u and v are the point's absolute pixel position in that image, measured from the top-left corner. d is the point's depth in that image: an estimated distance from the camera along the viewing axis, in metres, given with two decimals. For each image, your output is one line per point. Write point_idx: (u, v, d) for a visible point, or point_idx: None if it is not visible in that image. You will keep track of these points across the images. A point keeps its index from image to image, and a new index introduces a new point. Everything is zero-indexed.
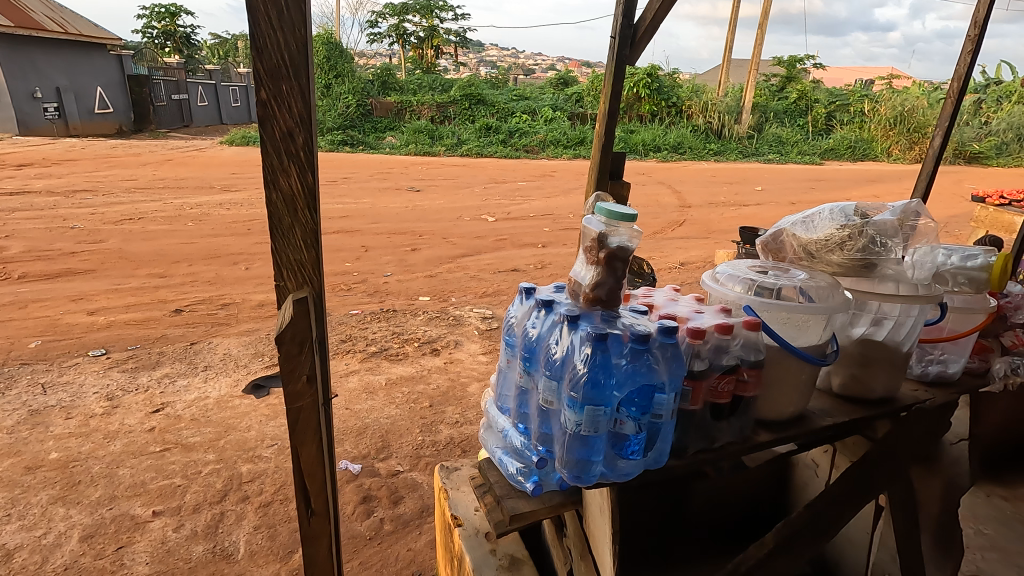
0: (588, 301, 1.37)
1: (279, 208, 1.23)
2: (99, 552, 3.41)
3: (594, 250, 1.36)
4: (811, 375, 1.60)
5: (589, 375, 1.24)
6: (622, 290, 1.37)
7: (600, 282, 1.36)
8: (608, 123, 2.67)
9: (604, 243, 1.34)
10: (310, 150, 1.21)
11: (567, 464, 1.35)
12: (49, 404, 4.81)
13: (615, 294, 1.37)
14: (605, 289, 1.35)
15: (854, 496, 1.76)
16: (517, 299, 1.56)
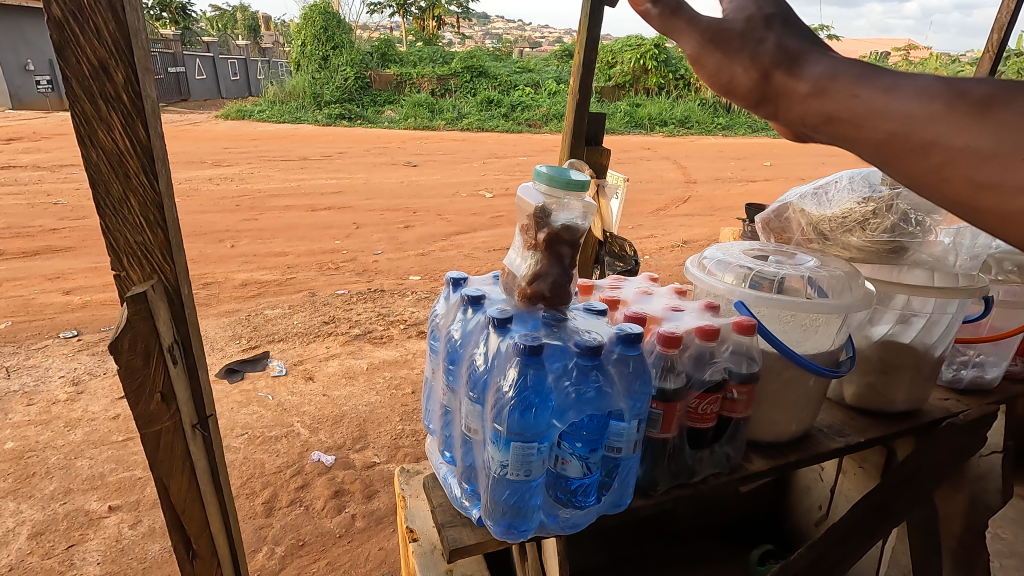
0: (526, 296, 1.14)
1: (102, 169, 0.91)
2: (48, 550, 3.07)
3: (533, 230, 1.13)
4: (818, 389, 1.31)
5: (517, 400, 1.01)
6: (569, 283, 1.14)
7: (543, 274, 1.12)
8: (582, 78, 2.32)
9: (546, 217, 1.11)
10: (136, 92, 0.87)
11: (496, 512, 1.10)
12: (11, 389, 4.49)
13: (561, 286, 1.14)
14: (551, 282, 1.13)
15: (865, 530, 1.49)
16: (442, 296, 1.37)
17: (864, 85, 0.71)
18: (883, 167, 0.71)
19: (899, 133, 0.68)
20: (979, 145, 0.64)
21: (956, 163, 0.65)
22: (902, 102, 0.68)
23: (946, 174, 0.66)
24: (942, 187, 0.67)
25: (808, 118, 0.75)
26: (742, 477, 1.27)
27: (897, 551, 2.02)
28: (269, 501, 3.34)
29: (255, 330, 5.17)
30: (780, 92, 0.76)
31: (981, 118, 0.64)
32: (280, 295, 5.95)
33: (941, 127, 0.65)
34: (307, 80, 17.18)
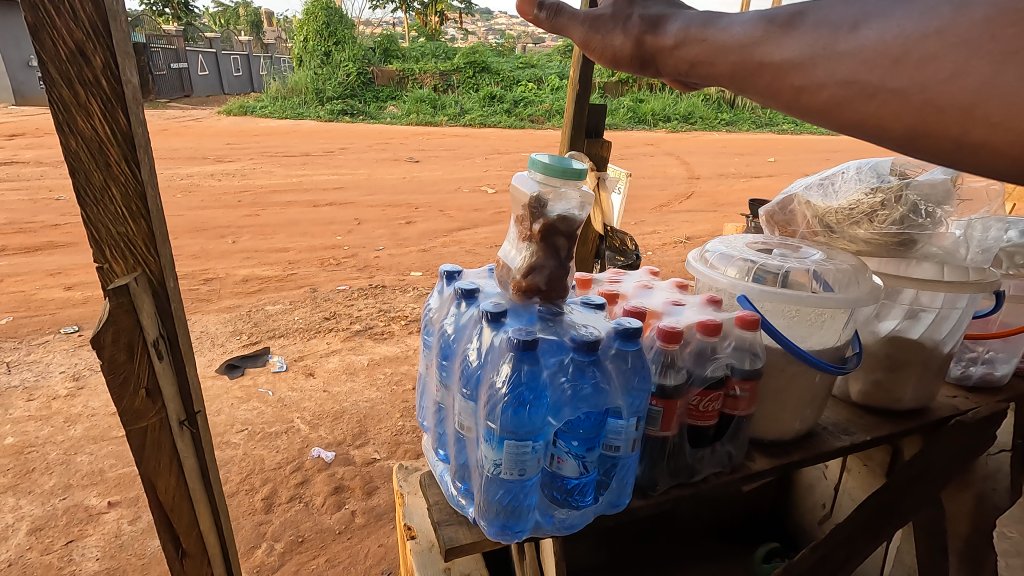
0: (520, 289, 1.13)
1: (82, 157, 0.88)
2: (47, 546, 3.03)
3: (528, 221, 1.11)
4: (823, 386, 1.28)
5: (510, 396, 0.98)
6: (565, 276, 1.13)
7: (538, 267, 1.11)
8: (582, 69, 2.29)
9: (540, 209, 1.09)
10: (115, 78, 0.84)
11: (488, 512, 1.07)
12: (12, 383, 4.44)
13: (558, 280, 1.12)
14: (546, 275, 1.11)
15: (870, 530, 1.46)
16: (435, 293, 1.38)
17: (705, 28, 0.82)
18: (743, 93, 0.80)
19: (735, 59, 0.78)
20: (789, 56, 0.71)
21: (781, 74, 0.72)
22: (731, 34, 0.78)
23: (777, 85, 0.73)
24: (786, 98, 0.74)
25: (677, 65, 0.87)
26: (744, 476, 1.24)
27: (902, 550, 1.98)
28: (268, 498, 3.32)
29: (256, 326, 5.15)
30: (652, 49, 0.91)
31: (788, 33, 0.72)
32: (281, 291, 5.92)
33: (761, 48, 0.74)
34: (309, 75, 17.13)
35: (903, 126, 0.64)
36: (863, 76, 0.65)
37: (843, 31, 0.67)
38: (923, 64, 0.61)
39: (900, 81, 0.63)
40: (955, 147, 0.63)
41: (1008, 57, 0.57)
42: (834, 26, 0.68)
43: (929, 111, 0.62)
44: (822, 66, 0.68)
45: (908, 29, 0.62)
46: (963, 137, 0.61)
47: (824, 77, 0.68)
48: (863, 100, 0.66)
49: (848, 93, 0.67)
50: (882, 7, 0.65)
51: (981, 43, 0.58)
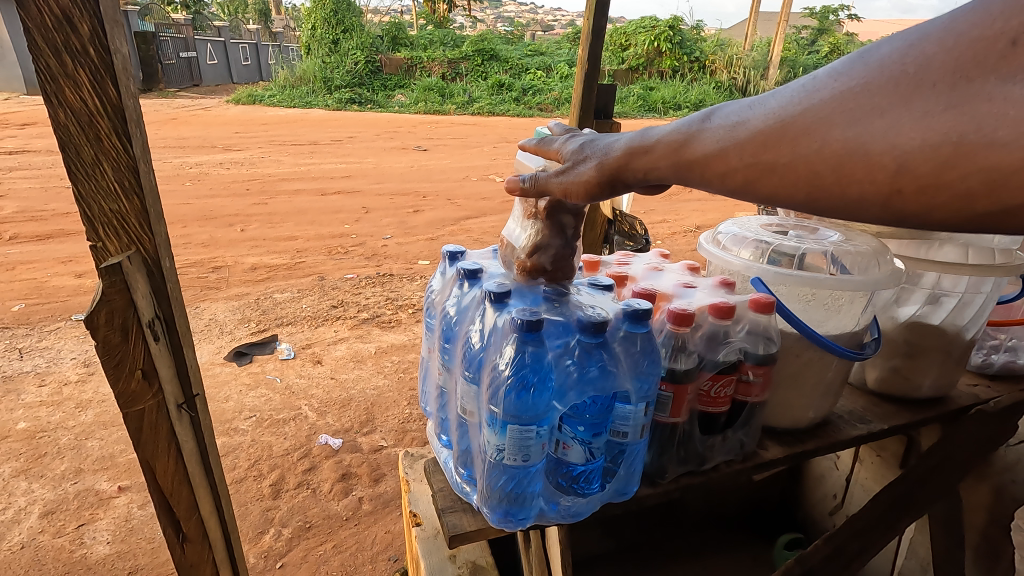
0: (525, 271, 1.12)
1: (71, 130, 0.85)
2: (59, 530, 3.06)
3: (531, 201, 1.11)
4: (840, 372, 1.24)
5: (514, 379, 0.96)
6: (572, 256, 1.11)
7: (543, 247, 1.09)
8: (591, 47, 2.25)
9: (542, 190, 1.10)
10: (104, 46, 0.81)
11: (491, 500, 1.04)
12: (24, 369, 4.46)
13: (563, 260, 1.11)
14: (552, 254, 1.10)
15: (887, 522, 1.41)
16: (438, 275, 1.36)
17: (639, 137, 0.93)
18: (684, 187, 0.90)
19: (669, 158, 0.89)
20: (707, 148, 0.83)
21: (710, 171, 0.83)
22: (660, 140, 0.89)
23: (706, 176, 0.85)
24: (717, 191, 0.85)
25: (631, 177, 0.95)
26: (757, 466, 1.20)
27: (916, 542, 1.95)
28: (276, 484, 3.33)
29: (264, 314, 5.15)
30: (608, 171, 0.96)
31: (703, 131, 0.84)
32: (289, 279, 5.92)
33: (687, 145, 0.86)
34: (317, 64, 17.06)
35: (803, 191, 0.74)
36: (763, 158, 0.77)
37: (741, 123, 0.80)
38: (801, 140, 0.73)
39: (788, 156, 0.74)
40: (844, 202, 0.71)
41: (860, 126, 0.68)
42: (735, 119, 0.81)
43: (815, 176, 0.72)
44: (733, 152, 0.80)
45: (784, 114, 0.75)
46: (847, 195, 0.70)
47: (736, 162, 0.80)
48: (773, 176, 0.76)
49: (754, 173, 0.78)
50: (764, 104, 0.79)
51: (839, 116, 0.70)
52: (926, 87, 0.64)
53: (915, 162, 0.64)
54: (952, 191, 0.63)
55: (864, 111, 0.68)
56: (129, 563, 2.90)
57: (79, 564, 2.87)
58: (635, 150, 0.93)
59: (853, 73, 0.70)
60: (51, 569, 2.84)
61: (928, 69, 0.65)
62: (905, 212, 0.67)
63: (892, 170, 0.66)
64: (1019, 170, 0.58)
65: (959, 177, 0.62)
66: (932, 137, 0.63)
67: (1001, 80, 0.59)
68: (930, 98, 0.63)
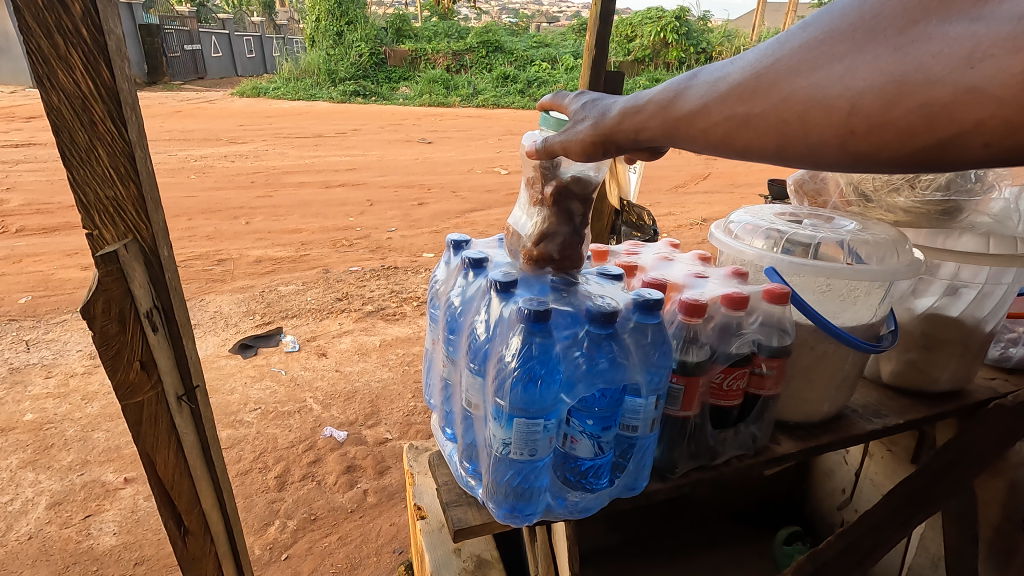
0: (530, 258, 1.08)
1: (64, 114, 0.82)
2: (66, 520, 3.07)
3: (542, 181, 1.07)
4: (856, 364, 1.21)
5: (519, 371, 0.93)
6: (580, 244, 1.08)
7: (550, 235, 1.05)
8: (599, 33, 2.20)
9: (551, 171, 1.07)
10: (97, 27, 0.79)
11: (497, 493, 1.02)
12: (31, 361, 4.48)
13: (571, 248, 1.07)
14: (559, 243, 1.06)
15: (901, 518, 1.38)
16: (442, 265, 1.34)
17: (632, 99, 0.90)
18: (672, 148, 0.86)
19: (656, 115, 0.85)
20: (691, 105, 0.80)
21: (695, 124, 0.80)
22: (650, 100, 0.86)
23: (691, 133, 0.81)
24: (699, 147, 0.82)
25: (623, 138, 0.92)
26: (769, 461, 1.17)
27: (926, 538, 1.92)
28: (281, 476, 3.33)
29: (269, 307, 5.15)
30: (601, 132, 0.93)
31: (688, 89, 0.81)
32: (294, 272, 5.91)
33: (674, 104, 0.83)
34: (322, 56, 16.99)
35: (773, 142, 0.72)
36: (739, 110, 0.74)
37: (723, 78, 0.77)
38: (773, 88, 0.70)
39: (760, 107, 0.71)
40: (809, 149, 0.69)
41: (823, 69, 0.65)
42: (718, 75, 0.78)
43: (783, 124, 0.69)
44: (715, 107, 0.77)
45: (758, 66, 0.73)
46: (810, 140, 0.68)
47: (717, 117, 0.77)
48: (750, 128, 0.73)
49: (731, 126, 0.75)
50: (743, 58, 0.76)
51: (807, 62, 0.67)
52: (878, 32, 0.62)
53: (866, 102, 0.62)
54: (899, 128, 0.61)
55: (824, 57, 0.66)
56: (136, 554, 2.91)
57: (86, 554, 2.88)
58: (627, 111, 0.89)
59: (820, 22, 0.68)
60: (58, 560, 2.85)
61: (880, 15, 0.63)
62: (863, 154, 0.65)
63: (846, 112, 0.64)
64: (954, 103, 0.57)
65: (904, 114, 0.60)
66: (879, 78, 0.61)
67: (941, 21, 0.58)
68: (881, 42, 0.62)
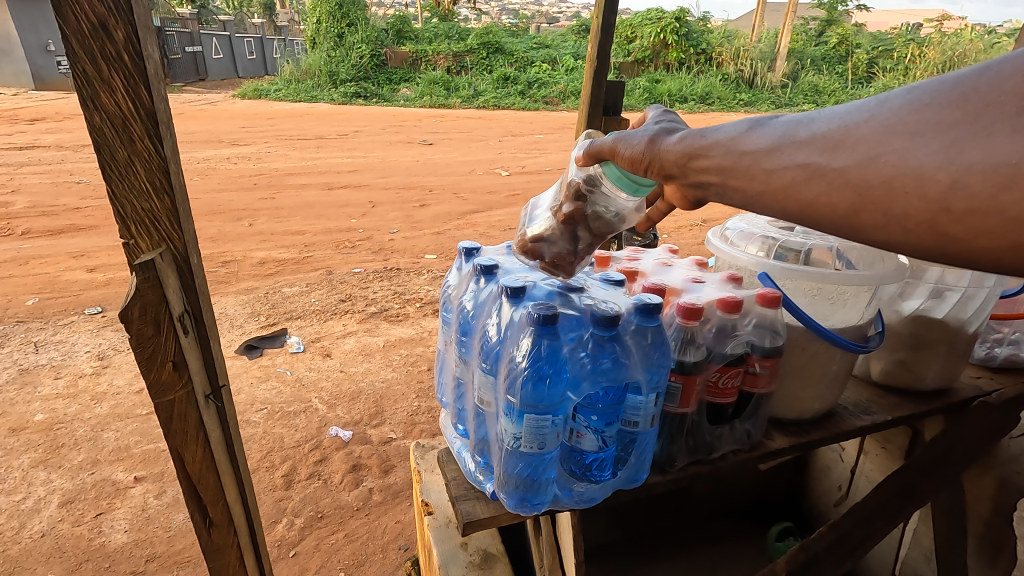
0: (522, 247, 1.24)
1: (106, 134, 0.89)
2: (78, 518, 3.13)
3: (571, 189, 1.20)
4: (846, 363, 1.27)
5: (531, 371, 1.00)
6: (576, 260, 1.20)
7: (548, 239, 1.20)
8: (600, 43, 2.26)
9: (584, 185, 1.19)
10: (137, 53, 0.85)
11: (508, 484, 1.09)
12: (40, 362, 4.55)
13: (563, 260, 1.20)
14: (554, 250, 1.20)
15: (892, 510, 1.44)
16: (455, 268, 1.41)
17: (701, 133, 0.94)
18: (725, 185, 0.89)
19: (721, 152, 0.89)
20: (760, 145, 0.83)
21: (763, 169, 0.82)
22: (719, 136, 0.90)
23: (753, 173, 0.84)
24: (757, 195, 0.84)
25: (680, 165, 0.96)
26: (763, 455, 1.24)
27: (919, 533, 1.98)
28: (288, 474, 3.39)
29: (274, 308, 5.22)
30: (653, 151, 1.00)
31: (761, 129, 0.84)
32: (297, 273, 5.98)
33: (743, 141, 0.86)
34: (322, 58, 17.07)
35: (850, 199, 0.72)
36: (816, 158, 0.75)
37: (806, 127, 0.78)
38: (858, 145, 0.71)
39: (842, 161, 0.72)
40: (889, 219, 0.69)
41: (917, 140, 0.66)
42: (798, 124, 0.80)
43: (864, 185, 0.70)
44: (789, 152, 0.79)
45: (849, 120, 0.73)
46: (893, 209, 0.68)
47: (788, 163, 0.79)
48: (819, 181, 0.75)
49: (803, 174, 0.76)
50: (830, 111, 0.77)
51: (901, 127, 0.67)
52: (996, 108, 0.61)
53: (971, 181, 0.62)
54: (1001, 215, 0.61)
55: (926, 126, 0.66)
56: (147, 551, 2.97)
57: (98, 552, 2.95)
58: (693, 142, 0.94)
59: (929, 88, 0.68)
60: (72, 557, 2.92)
61: (1001, 89, 0.62)
62: (948, 233, 0.65)
63: (944, 186, 0.64)
64: None
65: (1012, 199, 0.60)
66: (990, 158, 0.61)
67: None
68: (997, 120, 0.61)
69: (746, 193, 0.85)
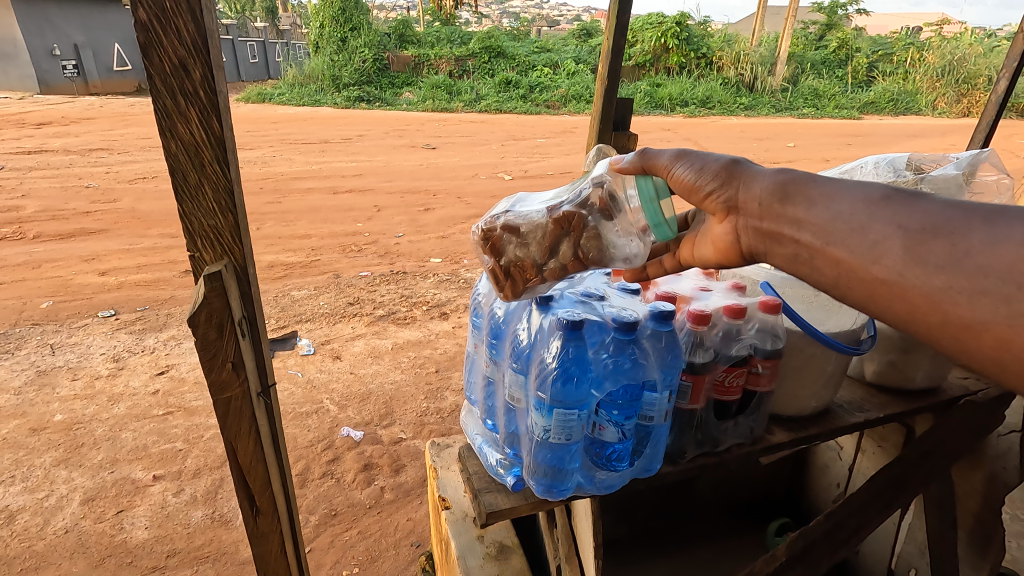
0: (489, 231, 1.27)
1: (180, 159, 1.00)
2: (99, 515, 3.24)
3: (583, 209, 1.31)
4: (840, 365, 1.38)
5: (560, 371, 1.11)
6: (534, 282, 1.24)
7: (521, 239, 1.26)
8: (611, 63, 2.37)
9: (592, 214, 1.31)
10: (212, 88, 0.96)
11: (536, 473, 1.20)
12: (57, 364, 4.66)
13: (518, 272, 1.24)
14: (519, 255, 1.25)
15: (884, 501, 1.54)
16: (485, 278, 1.51)
17: (816, 189, 0.94)
18: (831, 248, 0.89)
19: (839, 212, 0.89)
20: (901, 227, 0.81)
21: (900, 265, 0.80)
22: (844, 199, 0.89)
23: (884, 251, 0.82)
24: (883, 291, 0.82)
25: (773, 209, 0.98)
26: (765, 448, 1.34)
27: (914, 527, 2.08)
28: (302, 473, 3.50)
29: (283, 311, 5.33)
30: (734, 176, 1.07)
31: (914, 211, 0.81)
32: (305, 277, 6.09)
33: (877, 215, 0.84)
34: (325, 62, 17.20)
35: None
36: (987, 275, 0.72)
37: (983, 231, 0.74)
38: None
39: None
40: None
41: None
42: (966, 218, 0.76)
43: None
44: (948, 252, 0.76)
45: None
46: None
47: (939, 261, 0.76)
48: (990, 299, 0.72)
49: (964, 283, 0.74)
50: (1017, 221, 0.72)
51: None
52: None
53: None
54: None
55: None
56: (167, 547, 3.07)
57: (120, 548, 3.05)
58: (795, 194, 0.96)
59: None
60: (95, 552, 3.02)
61: None
62: None
63: None
64: None
65: None
66: None
67: None
68: None
69: (869, 281, 0.84)
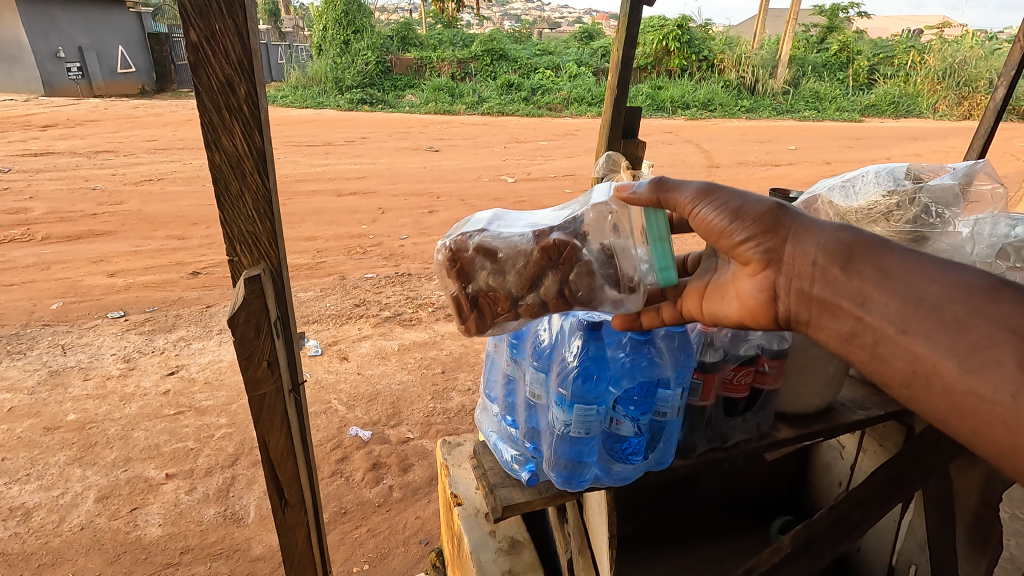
0: (462, 251, 1.20)
1: (223, 170, 1.07)
2: (114, 512, 3.31)
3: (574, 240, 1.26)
4: (842, 365, 1.45)
5: (580, 368, 1.20)
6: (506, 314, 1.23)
7: (501, 267, 1.21)
8: (620, 72, 2.44)
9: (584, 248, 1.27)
10: (254, 104, 1.03)
11: (557, 465, 1.28)
12: (68, 364, 4.72)
13: (491, 301, 1.22)
14: (493, 283, 1.21)
15: (884, 496, 1.60)
16: None
17: (901, 268, 0.93)
18: (921, 340, 0.88)
19: (933, 299, 0.88)
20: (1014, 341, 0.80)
21: (1011, 387, 0.79)
22: (940, 286, 0.88)
23: (991, 361, 0.81)
24: (977, 406, 0.82)
25: (842, 275, 0.97)
26: (770, 443, 1.40)
27: (914, 524, 2.14)
28: None
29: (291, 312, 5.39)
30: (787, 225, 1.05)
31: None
32: (312, 279, 6.16)
33: (982, 316, 0.84)
34: (329, 65, 17.29)
35: None
36: None
37: None
38: None
39: None
40: None
41: None
42: None
43: None
44: None
45: None
46: None
47: None
48: None
49: None
50: None
51: None
52: None
53: None
54: None
55: None
56: (181, 544, 3.13)
57: (135, 544, 3.12)
58: (873, 267, 0.95)
59: None
60: (110, 549, 3.09)
61: None
62: None
63: None
64: None
65: None
66: None
67: None
68: None
69: (961, 392, 0.84)
